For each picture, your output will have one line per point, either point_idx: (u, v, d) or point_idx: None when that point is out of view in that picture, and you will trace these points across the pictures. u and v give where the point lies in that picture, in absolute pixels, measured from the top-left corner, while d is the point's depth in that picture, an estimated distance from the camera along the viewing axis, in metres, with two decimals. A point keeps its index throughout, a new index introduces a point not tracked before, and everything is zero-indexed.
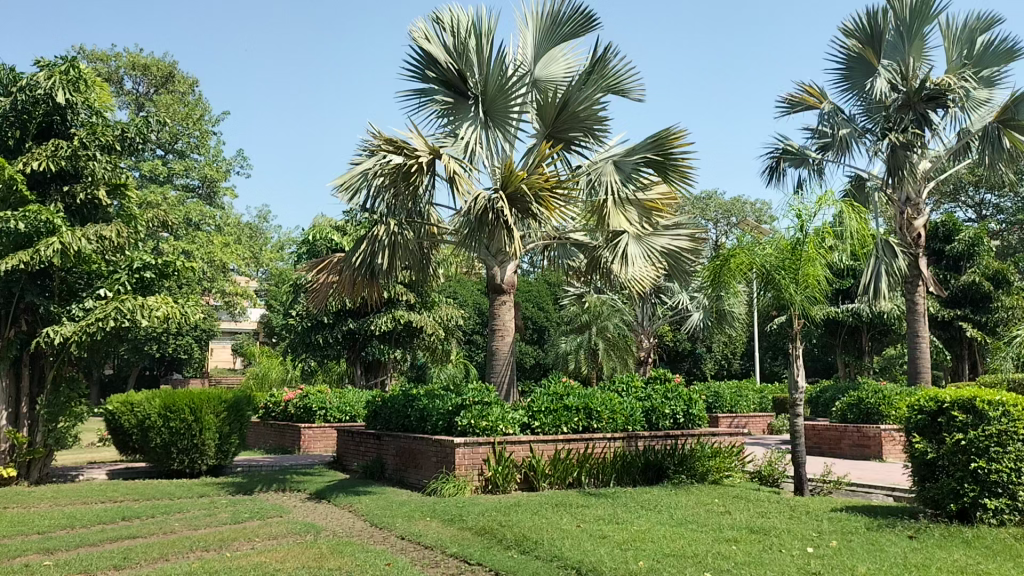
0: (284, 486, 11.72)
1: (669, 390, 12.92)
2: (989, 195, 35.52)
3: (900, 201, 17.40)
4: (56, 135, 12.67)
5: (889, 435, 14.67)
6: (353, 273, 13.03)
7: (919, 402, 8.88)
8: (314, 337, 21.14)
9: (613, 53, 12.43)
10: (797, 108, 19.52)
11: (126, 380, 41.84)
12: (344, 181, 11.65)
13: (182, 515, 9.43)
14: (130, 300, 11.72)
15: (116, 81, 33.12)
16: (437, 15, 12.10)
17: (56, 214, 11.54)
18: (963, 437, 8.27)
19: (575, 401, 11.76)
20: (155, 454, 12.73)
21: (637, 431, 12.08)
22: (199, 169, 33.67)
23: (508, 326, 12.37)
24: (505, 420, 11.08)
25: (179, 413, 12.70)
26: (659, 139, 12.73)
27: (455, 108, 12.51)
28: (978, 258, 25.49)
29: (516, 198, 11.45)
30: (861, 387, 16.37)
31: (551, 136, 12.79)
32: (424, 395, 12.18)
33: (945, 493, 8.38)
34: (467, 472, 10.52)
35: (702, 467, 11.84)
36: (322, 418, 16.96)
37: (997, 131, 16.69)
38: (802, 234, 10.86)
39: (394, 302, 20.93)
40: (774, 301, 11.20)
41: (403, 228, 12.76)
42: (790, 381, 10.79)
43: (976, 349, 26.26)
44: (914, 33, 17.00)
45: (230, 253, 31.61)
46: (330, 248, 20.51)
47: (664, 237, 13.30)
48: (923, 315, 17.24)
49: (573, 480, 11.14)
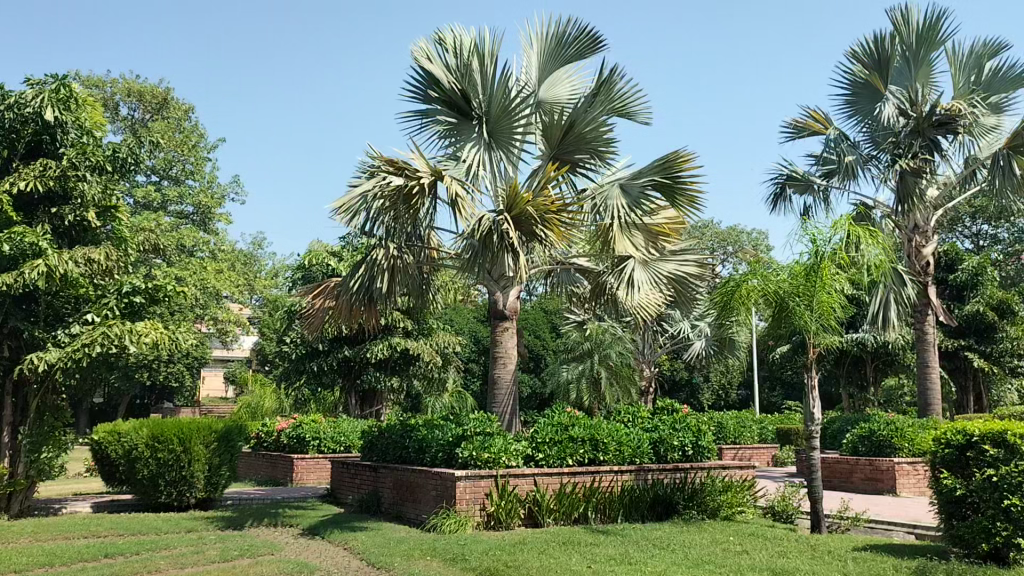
0: (276, 520, 11.20)
1: (678, 421, 12.48)
2: (986, 225, 35.40)
3: (908, 228, 17.06)
4: (46, 155, 12.27)
5: (903, 469, 14.21)
6: (350, 298, 12.64)
7: (946, 435, 8.43)
8: (309, 365, 20.64)
9: (620, 75, 12.15)
10: (801, 134, 19.30)
11: (117, 408, 41.16)
12: (341, 204, 11.38)
13: (169, 552, 8.90)
14: (118, 326, 11.28)
15: (111, 107, 32.85)
16: (440, 35, 11.86)
17: (43, 237, 11.11)
18: (994, 473, 7.82)
19: (580, 432, 11.29)
20: (142, 487, 12.19)
21: (645, 463, 11.60)
22: (193, 195, 33.35)
23: (511, 353, 11.92)
24: (508, 452, 10.62)
25: (168, 443, 12.18)
26: (667, 163, 12.29)
27: (457, 128, 12.15)
28: (982, 287, 25.12)
29: (521, 221, 11.08)
30: (872, 418, 15.91)
31: (556, 157, 12.45)
32: (423, 425, 11.70)
33: (977, 532, 7.91)
34: (468, 507, 10.02)
35: (713, 503, 11.37)
36: (315, 449, 16.41)
37: (1007, 158, 16.39)
38: (817, 259, 10.39)
39: (391, 329, 20.52)
40: (788, 330, 10.79)
41: (403, 251, 12.45)
42: (805, 413, 10.34)
43: (981, 380, 25.86)
44: (920, 60, 16.73)
45: (224, 280, 31.17)
46: (327, 273, 20.10)
47: (671, 262, 12.93)
48: (934, 346, 16.75)
49: (579, 516, 10.62)
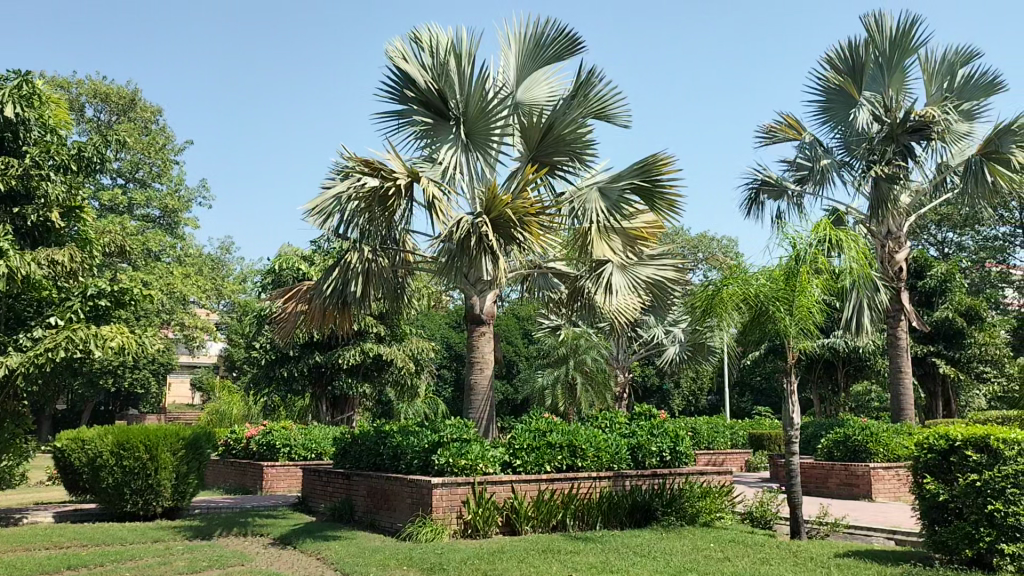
0: (246, 530, 10.90)
1: (655, 427, 12.37)
2: (951, 233, 35.91)
3: (881, 234, 17.06)
4: (7, 153, 11.89)
5: (878, 474, 14.23)
6: (323, 302, 12.39)
7: (928, 439, 8.40)
8: (278, 371, 20.22)
9: (599, 77, 12.05)
10: (775, 139, 19.37)
11: (79, 415, 40.25)
12: (315, 206, 11.25)
13: (135, 563, 8.58)
14: (82, 329, 10.91)
15: (76, 108, 32.12)
16: (416, 35, 11.71)
17: (4, 237, 10.73)
18: (977, 478, 7.77)
19: (558, 438, 11.12)
20: (107, 495, 11.84)
21: (623, 469, 11.46)
22: (160, 199, 32.81)
23: (488, 358, 11.72)
24: (485, 459, 10.42)
25: (133, 451, 11.83)
26: (646, 166, 12.20)
27: (433, 129, 11.95)
28: (951, 293, 25.37)
29: (500, 224, 10.89)
30: (847, 422, 15.90)
31: (535, 159, 12.31)
32: (398, 431, 11.46)
33: (959, 538, 7.84)
34: (444, 515, 9.79)
35: (691, 509, 11.23)
36: (286, 456, 16.10)
37: (980, 164, 16.53)
38: (796, 263, 10.37)
39: (364, 334, 20.25)
40: (768, 334, 10.66)
41: (377, 255, 12.23)
42: (785, 418, 10.23)
43: (949, 386, 26.09)
44: (894, 66, 17.06)
45: (191, 284, 30.60)
46: (297, 278, 19.76)
47: (649, 267, 12.87)
48: (906, 352, 16.79)
49: (557, 523, 10.45)
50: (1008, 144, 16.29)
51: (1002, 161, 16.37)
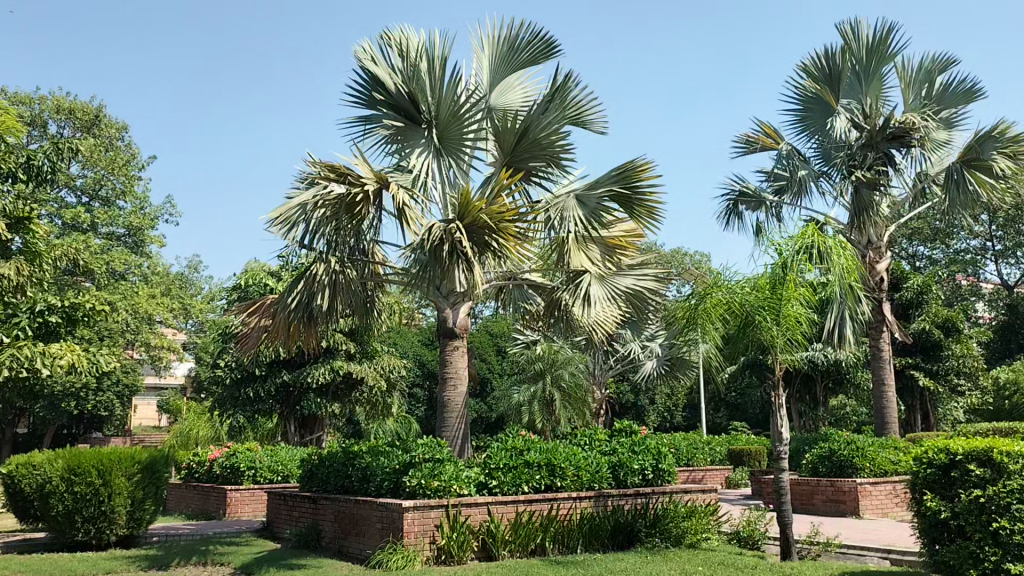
0: (204, 559, 10.20)
1: (636, 443, 11.86)
2: (923, 246, 35.81)
3: (862, 244, 16.62)
4: None
5: (865, 490, 13.81)
6: (287, 316, 11.72)
7: (926, 453, 7.95)
8: (244, 390, 19.47)
9: (576, 80, 11.64)
10: (752, 149, 19.07)
11: (41, 439, 38.92)
12: (279, 215, 10.53)
13: None
14: (28, 346, 10.13)
15: (38, 124, 31.04)
16: (386, 35, 11.22)
17: None
18: (981, 493, 7.30)
19: (536, 456, 10.60)
20: (57, 524, 11.08)
21: (605, 489, 10.92)
22: (125, 217, 31.98)
23: (461, 374, 11.14)
24: (460, 480, 9.83)
25: (85, 476, 11.03)
26: (625, 172, 11.80)
27: (403, 134, 11.46)
28: (928, 306, 25.13)
29: (473, 231, 10.38)
30: (831, 437, 15.47)
31: (510, 164, 11.85)
32: (367, 451, 10.84)
33: (964, 558, 7.36)
34: (416, 540, 9.16)
35: (677, 529, 10.70)
36: (251, 479, 15.37)
37: (962, 173, 16.36)
38: (783, 272, 9.92)
39: (333, 351, 19.62)
40: (752, 345, 10.13)
41: (345, 266, 11.65)
42: (773, 432, 9.73)
43: (927, 399, 25.91)
44: (872, 74, 16.86)
45: (157, 304, 29.61)
46: (263, 294, 19.08)
47: (628, 277, 12.40)
48: (888, 364, 16.28)
49: (536, 548, 9.88)
50: (990, 151, 16.04)
51: (983, 168, 16.20)
